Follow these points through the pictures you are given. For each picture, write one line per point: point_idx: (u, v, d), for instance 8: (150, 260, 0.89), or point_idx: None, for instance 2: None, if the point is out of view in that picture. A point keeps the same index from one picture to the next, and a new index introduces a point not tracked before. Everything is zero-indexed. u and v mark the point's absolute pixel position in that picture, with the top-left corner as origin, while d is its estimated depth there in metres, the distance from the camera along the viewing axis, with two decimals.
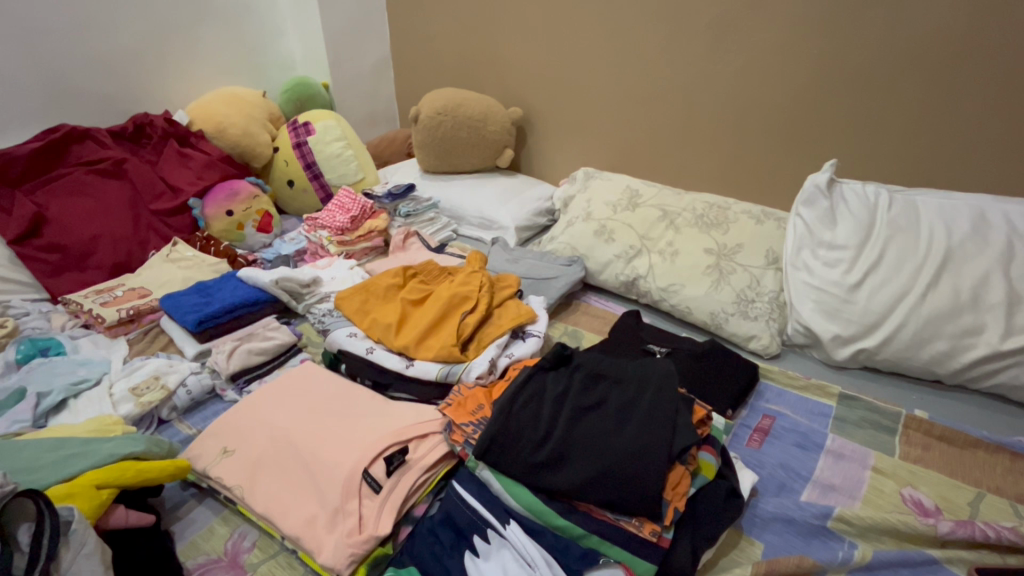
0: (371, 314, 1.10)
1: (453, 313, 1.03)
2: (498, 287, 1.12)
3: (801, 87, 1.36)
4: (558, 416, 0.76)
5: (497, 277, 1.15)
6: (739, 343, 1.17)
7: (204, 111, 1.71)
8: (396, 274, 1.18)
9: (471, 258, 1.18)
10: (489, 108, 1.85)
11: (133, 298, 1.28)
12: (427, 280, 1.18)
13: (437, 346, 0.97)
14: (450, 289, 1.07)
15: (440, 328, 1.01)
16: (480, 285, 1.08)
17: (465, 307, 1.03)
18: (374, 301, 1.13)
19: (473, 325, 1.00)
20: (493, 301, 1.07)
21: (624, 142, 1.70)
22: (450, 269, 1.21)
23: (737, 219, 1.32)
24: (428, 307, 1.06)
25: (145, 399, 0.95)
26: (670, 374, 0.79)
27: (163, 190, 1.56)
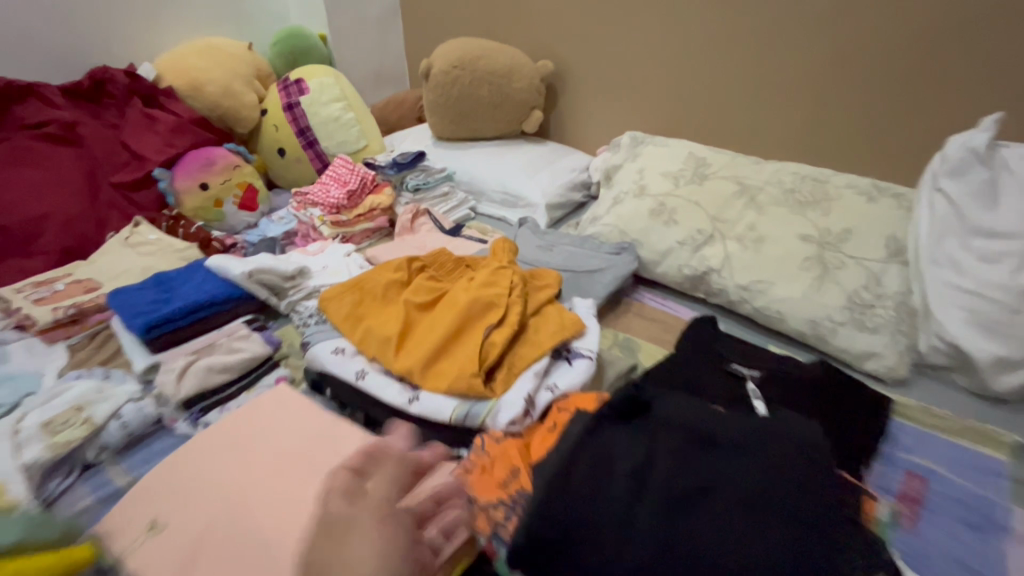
0: (367, 321, 0.84)
1: (476, 323, 0.77)
2: (535, 288, 0.85)
3: (928, 22, 1.03)
4: (636, 506, 0.50)
5: (534, 274, 0.88)
6: (850, 362, 0.88)
7: (175, 64, 1.43)
8: (399, 268, 0.92)
9: (499, 248, 0.91)
10: (514, 61, 1.55)
11: (77, 293, 1.03)
12: (441, 275, 0.91)
13: (454, 370, 0.71)
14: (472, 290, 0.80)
15: (457, 345, 0.75)
16: (512, 285, 0.81)
17: (492, 315, 0.76)
18: (371, 304, 0.87)
19: (502, 342, 0.73)
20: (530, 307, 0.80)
21: (680, 101, 1.38)
22: (471, 261, 0.94)
23: (840, 196, 1.01)
24: (442, 313, 0.79)
25: (63, 438, 0.71)
26: (817, 446, 0.54)
27: (125, 159, 1.30)
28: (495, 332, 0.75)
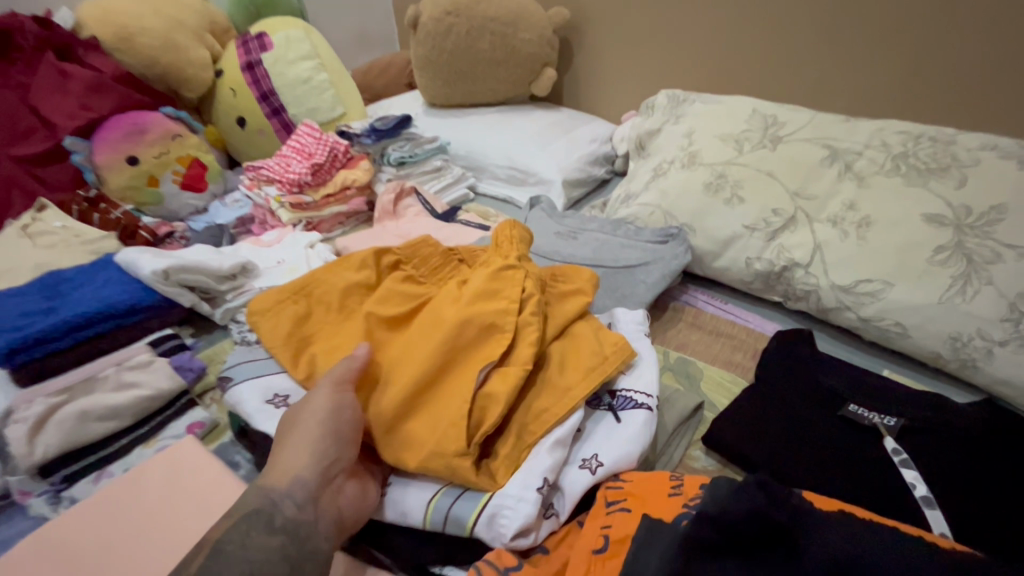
0: (318, 344, 0.60)
1: (467, 358, 0.52)
2: (558, 299, 0.58)
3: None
4: None
5: (558, 275, 0.61)
6: (1012, 397, 0.61)
7: (101, 10, 1.16)
8: (368, 260, 0.65)
9: (509, 233, 0.63)
10: (522, 6, 1.25)
11: None
12: (427, 271, 0.65)
13: (430, 441, 0.47)
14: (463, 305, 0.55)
15: (438, 392, 0.51)
16: (524, 298, 0.54)
17: (491, 348, 0.51)
18: (324, 315, 0.62)
19: (503, 395, 0.48)
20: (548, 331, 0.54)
21: (730, 50, 1.09)
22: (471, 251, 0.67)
23: (978, 160, 0.73)
24: (418, 338, 0.54)
25: None
26: None
27: (32, 126, 1.03)
28: (494, 376, 0.50)
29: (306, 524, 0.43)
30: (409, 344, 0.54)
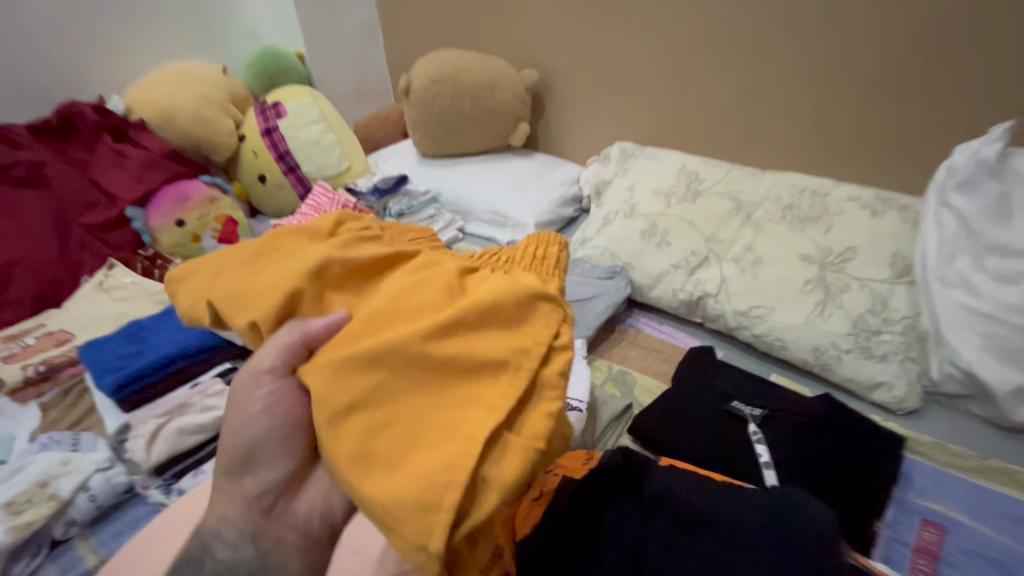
0: (251, 325, 0.53)
1: (449, 424, 0.43)
2: (556, 360, 0.47)
3: (939, 19, 0.95)
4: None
5: (560, 338, 0.48)
6: (857, 391, 0.83)
7: (145, 95, 1.39)
8: (309, 255, 0.55)
9: (512, 284, 0.50)
10: (498, 72, 1.47)
11: (48, 347, 1.00)
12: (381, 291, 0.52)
13: (397, 506, 0.39)
14: (454, 350, 0.45)
15: (410, 454, 0.42)
16: (512, 359, 0.45)
17: (484, 427, 0.41)
18: (256, 300, 0.54)
19: (503, 477, 0.40)
20: (553, 407, 0.44)
21: (669, 113, 1.32)
22: (453, 269, 0.53)
23: (842, 210, 0.96)
24: (397, 374, 0.45)
25: (24, 520, 0.67)
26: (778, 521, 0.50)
27: (97, 198, 1.25)
28: (492, 453, 0.41)
29: (243, 561, 0.53)
30: (388, 375, 0.45)
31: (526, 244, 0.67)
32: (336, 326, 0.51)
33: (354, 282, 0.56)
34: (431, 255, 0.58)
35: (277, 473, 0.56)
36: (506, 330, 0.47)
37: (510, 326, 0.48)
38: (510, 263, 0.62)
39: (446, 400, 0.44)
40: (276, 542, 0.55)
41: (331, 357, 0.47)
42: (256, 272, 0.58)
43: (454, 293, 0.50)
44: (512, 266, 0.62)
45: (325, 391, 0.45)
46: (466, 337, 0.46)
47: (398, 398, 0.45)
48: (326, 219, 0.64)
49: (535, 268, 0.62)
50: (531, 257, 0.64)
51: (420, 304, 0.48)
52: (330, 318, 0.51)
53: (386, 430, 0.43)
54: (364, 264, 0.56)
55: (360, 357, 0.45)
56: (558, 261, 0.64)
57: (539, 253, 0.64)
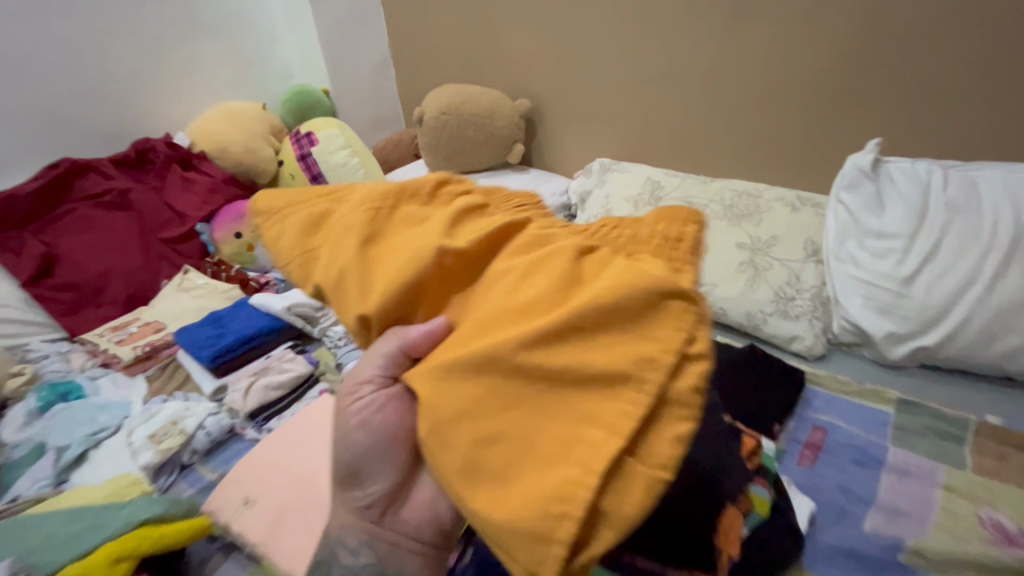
0: (361, 318, 0.46)
1: (565, 441, 0.37)
2: (689, 374, 0.39)
3: (855, 53, 1.16)
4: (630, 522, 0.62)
5: (696, 345, 0.40)
6: (780, 344, 1.09)
7: (204, 131, 1.67)
8: (418, 240, 0.46)
9: (628, 278, 0.40)
10: (495, 104, 1.69)
11: (148, 334, 1.27)
12: (489, 289, 0.44)
13: (508, 535, 0.36)
14: (552, 358, 0.39)
15: (515, 475, 0.37)
16: (633, 372, 0.38)
17: (601, 462, 0.35)
18: (351, 284, 0.46)
19: (626, 511, 0.36)
20: (683, 429, 0.37)
21: (643, 136, 1.54)
22: (567, 254, 0.43)
23: (770, 209, 1.22)
24: (501, 381, 0.39)
25: (165, 445, 0.93)
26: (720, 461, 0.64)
27: (171, 218, 1.51)
28: (615, 485, 0.36)
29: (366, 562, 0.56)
30: (491, 385, 0.39)
31: (654, 219, 0.51)
32: (435, 337, 0.45)
33: (460, 280, 0.47)
34: (540, 227, 0.48)
35: (383, 484, 0.52)
36: (624, 334, 0.39)
37: (631, 324, 0.40)
38: (632, 242, 0.49)
39: (553, 423, 0.38)
40: (392, 547, 0.54)
41: (432, 365, 0.41)
42: (371, 237, 0.48)
43: (571, 286, 0.42)
44: (643, 246, 0.49)
45: (432, 398, 0.40)
46: (577, 348, 0.39)
47: (509, 409, 0.39)
48: (427, 180, 0.53)
49: (665, 253, 0.48)
50: (658, 238, 0.49)
51: (531, 302, 0.41)
52: (429, 327, 0.45)
53: (486, 448, 0.38)
54: (474, 254, 0.46)
55: (468, 362, 0.40)
56: (695, 245, 0.49)
57: (668, 235, 0.49)
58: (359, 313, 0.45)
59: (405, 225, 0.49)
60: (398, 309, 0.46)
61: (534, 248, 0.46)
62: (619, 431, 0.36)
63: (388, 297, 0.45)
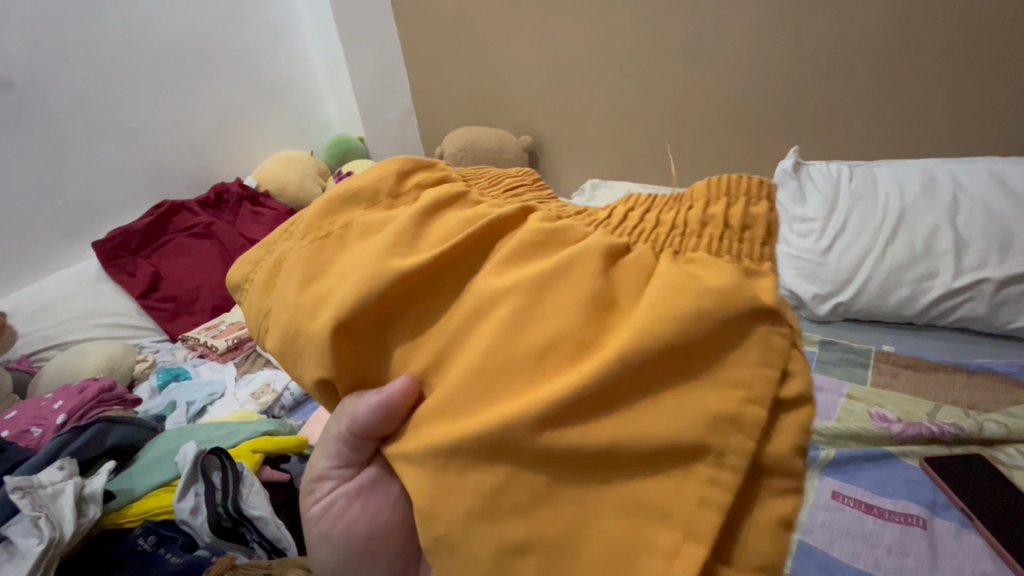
0: (322, 379, 0.42)
1: (627, 545, 0.33)
2: (786, 428, 0.34)
3: (790, 83, 1.43)
4: None
5: (786, 387, 0.35)
6: None
7: (267, 174, 2.02)
8: (361, 264, 0.41)
9: (678, 308, 0.34)
10: (502, 139, 1.93)
11: (235, 330, 1.57)
12: (484, 330, 0.38)
13: None
14: (602, 438, 0.33)
15: None
16: (712, 441, 0.33)
17: (681, 573, 0.31)
18: (305, 342, 0.42)
19: None
20: (785, 508, 0.33)
21: (628, 160, 1.81)
22: (594, 264, 0.38)
23: None
24: (540, 466, 0.35)
25: (263, 399, 1.25)
26: None
27: (243, 243, 1.82)
28: None
29: None
30: (519, 469, 0.35)
31: (698, 195, 0.43)
32: (383, 407, 0.41)
33: (415, 295, 0.41)
34: (545, 216, 0.43)
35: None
36: (674, 401, 0.34)
37: (696, 378, 0.34)
38: (680, 237, 0.40)
39: (612, 509, 0.34)
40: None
41: (433, 440, 0.37)
42: (314, 277, 0.44)
43: (604, 317, 0.37)
44: (690, 240, 0.40)
45: (438, 491, 0.36)
46: (635, 409, 0.34)
47: (556, 498, 0.34)
48: (388, 170, 0.48)
49: (722, 248, 0.39)
50: (713, 225, 0.40)
51: (556, 340, 0.36)
52: (381, 396, 0.41)
53: (530, 551, 0.34)
54: (421, 274, 0.41)
55: (485, 442, 0.35)
56: (767, 228, 0.41)
57: (729, 221, 0.40)
58: (317, 374, 0.42)
59: (356, 244, 0.44)
60: (355, 323, 0.41)
61: (537, 251, 0.41)
62: (696, 532, 0.32)
63: (331, 350, 0.40)
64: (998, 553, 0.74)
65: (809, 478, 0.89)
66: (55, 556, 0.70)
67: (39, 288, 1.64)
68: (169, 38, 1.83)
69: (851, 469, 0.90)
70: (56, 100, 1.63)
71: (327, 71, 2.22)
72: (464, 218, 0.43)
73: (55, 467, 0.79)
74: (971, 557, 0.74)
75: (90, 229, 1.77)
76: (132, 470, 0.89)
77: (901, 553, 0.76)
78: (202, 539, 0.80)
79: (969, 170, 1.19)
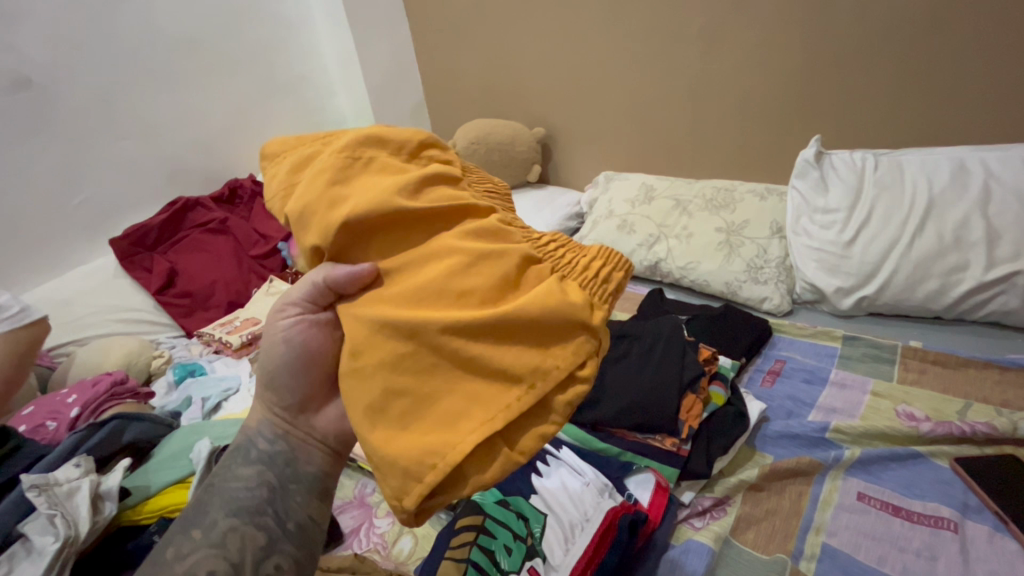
0: (315, 247, 0.55)
1: (455, 414, 0.50)
2: (575, 391, 0.52)
3: (814, 70, 1.38)
4: (602, 385, 0.95)
5: (585, 371, 0.52)
6: (754, 305, 1.32)
7: None
8: (374, 192, 0.54)
9: (547, 299, 0.51)
10: (515, 131, 1.91)
11: (249, 326, 1.58)
12: (428, 269, 0.54)
13: (390, 464, 0.48)
14: (477, 351, 0.50)
15: (412, 424, 0.50)
16: (528, 377, 0.50)
17: (476, 436, 0.48)
18: (313, 222, 0.55)
19: (483, 478, 0.49)
20: (548, 431, 0.51)
21: (645, 151, 1.77)
22: (515, 259, 0.54)
23: (744, 199, 1.46)
24: (429, 353, 0.51)
25: None
26: (671, 386, 0.90)
27: (257, 239, 1.84)
28: (482, 459, 0.49)
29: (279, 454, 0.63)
30: (419, 349, 0.51)
31: (595, 249, 0.60)
32: (356, 277, 0.55)
33: (394, 229, 0.56)
34: (501, 219, 0.58)
35: (298, 395, 0.66)
36: (523, 346, 0.51)
37: (541, 341, 0.52)
38: (570, 267, 0.57)
39: (456, 394, 0.50)
40: (303, 441, 0.65)
41: (371, 314, 0.53)
42: (338, 181, 0.55)
43: (507, 289, 0.53)
44: (574, 274, 0.57)
45: (361, 342, 0.53)
46: (499, 343, 0.51)
47: (431, 374, 0.51)
48: (413, 137, 0.60)
49: (589, 287, 0.56)
50: (589, 271, 0.58)
51: (474, 289, 0.52)
52: (354, 269, 0.55)
53: (400, 397, 0.50)
54: (403, 220, 0.55)
55: (401, 328, 0.51)
56: (618, 288, 0.59)
57: (600, 273, 0.58)
58: (313, 243, 0.55)
59: (374, 175, 0.56)
60: (350, 229, 0.54)
61: (484, 234, 0.55)
62: (494, 422, 0.49)
63: (333, 235, 0.54)
64: None
65: (832, 478, 0.86)
66: (72, 553, 0.71)
67: (59, 285, 1.67)
68: (183, 34, 1.82)
69: (876, 469, 0.87)
70: (73, 98, 1.64)
71: (339, 65, 2.20)
72: (448, 191, 0.57)
73: (71, 465, 0.80)
74: (1006, 563, 0.71)
75: (107, 225, 1.79)
76: (148, 467, 0.89)
77: (930, 558, 0.73)
78: None
79: (1005, 157, 1.13)
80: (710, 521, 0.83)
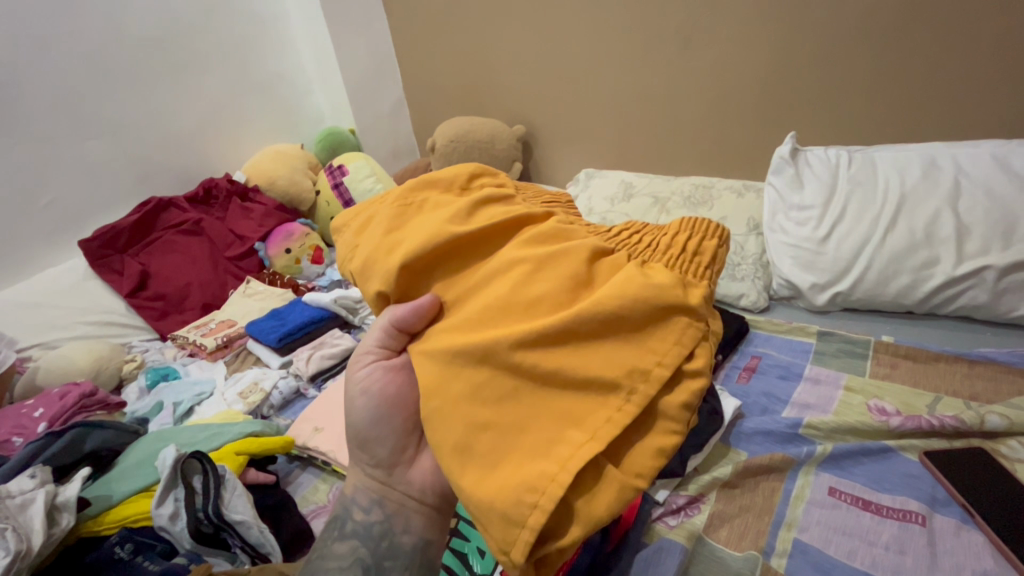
0: (380, 293, 0.57)
1: (551, 436, 0.47)
2: (685, 388, 0.50)
3: (786, 67, 1.39)
4: None
5: (692, 363, 0.50)
6: (731, 302, 1.32)
7: (257, 168, 1.96)
8: (429, 226, 0.56)
9: (630, 291, 0.49)
10: (495, 129, 1.89)
11: (224, 329, 1.55)
12: (494, 285, 0.54)
13: (487, 509, 0.44)
14: (556, 362, 0.48)
15: (508, 456, 0.46)
16: (625, 382, 0.48)
17: (576, 462, 0.44)
18: (375, 270, 0.57)
19: (594, 511, 0.45)
20: (664, 442, 0.48)
21: (624, 148, 1.77)
22: (583, 255, 0.53)
23: (721, 196, 1.47)
24: (502, 375, 0.49)
25: (252, 399, 1.22)
26: None
27: (233, 240, 1.82)
28: (592, 484, 0.46)
29: (374, 524, 0.63)
30: (494, 372, 0.49)
31: (676, 227, 0.57)
32: (421, 312, 0.55)
33: (458, 255, 0.57)
34: (559, 220, 0.58)
35: (388, 448, 0.64)
36: (616, 349, 0.49)
37: (634, 338, 0.50)
38: (652, 250, 0.55)
39: (548, 418, 0.48)
40: (399, 506, 0.64)
41: (441, 347, 0.51)
42: (393, 227, 0.58)
43: (579, 289, 0.52)
44: (657, 255, 0.54)
45: (432, 378, 0.50)
46: (581, 350, 0.49)
47: (515, 401, 0.48)
48: (461, 171, 0.62)
49: (678, 265, 0.54)
50: (675, 248, 0.55)
51: (543, 296, 0.51)
52: (412, 305, 0.56)
53: (485, 431, 0.47)
54: (465, 240, 0.55)
55: (472, 353, 0.50)
56: (714, 258, 0.55)
57: (688, 247, 0.55)
58: (377, 290, 0.56)
59: (428, 213, 0.58)
60: (411, 267, 0.56)
61: (550, 239, 0.55)
62: (598, 436, 0.46)
63: (394, 278, 0.55)
64: (1000, 550, 0.71)
65: (805, 474, 0.87)
66: (24, 566, 0.68)
67: (26, 287, 1.62)
68: (152, 30, 1.78)
69: (848, 464, 0.88)
70: (38, 96, 1.60)
71: (316, 62, 2.17)
72: (503, 208, 0.58)
73: (25, 476, 0.78)
74: (972, 555, 0.72)
75: (77, 225, 1.74)
76: (111, 476, 0.88)
77: (898, 552, 0.74)
78: (181, 545, 0.79)
79: (973, 154, 1.15)
80: (684, 519, 0.83)
